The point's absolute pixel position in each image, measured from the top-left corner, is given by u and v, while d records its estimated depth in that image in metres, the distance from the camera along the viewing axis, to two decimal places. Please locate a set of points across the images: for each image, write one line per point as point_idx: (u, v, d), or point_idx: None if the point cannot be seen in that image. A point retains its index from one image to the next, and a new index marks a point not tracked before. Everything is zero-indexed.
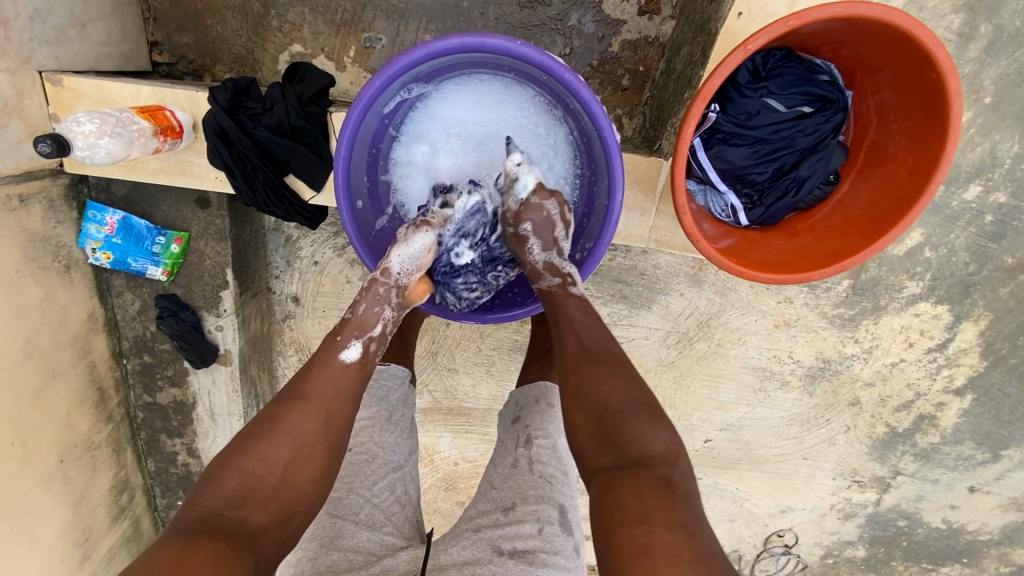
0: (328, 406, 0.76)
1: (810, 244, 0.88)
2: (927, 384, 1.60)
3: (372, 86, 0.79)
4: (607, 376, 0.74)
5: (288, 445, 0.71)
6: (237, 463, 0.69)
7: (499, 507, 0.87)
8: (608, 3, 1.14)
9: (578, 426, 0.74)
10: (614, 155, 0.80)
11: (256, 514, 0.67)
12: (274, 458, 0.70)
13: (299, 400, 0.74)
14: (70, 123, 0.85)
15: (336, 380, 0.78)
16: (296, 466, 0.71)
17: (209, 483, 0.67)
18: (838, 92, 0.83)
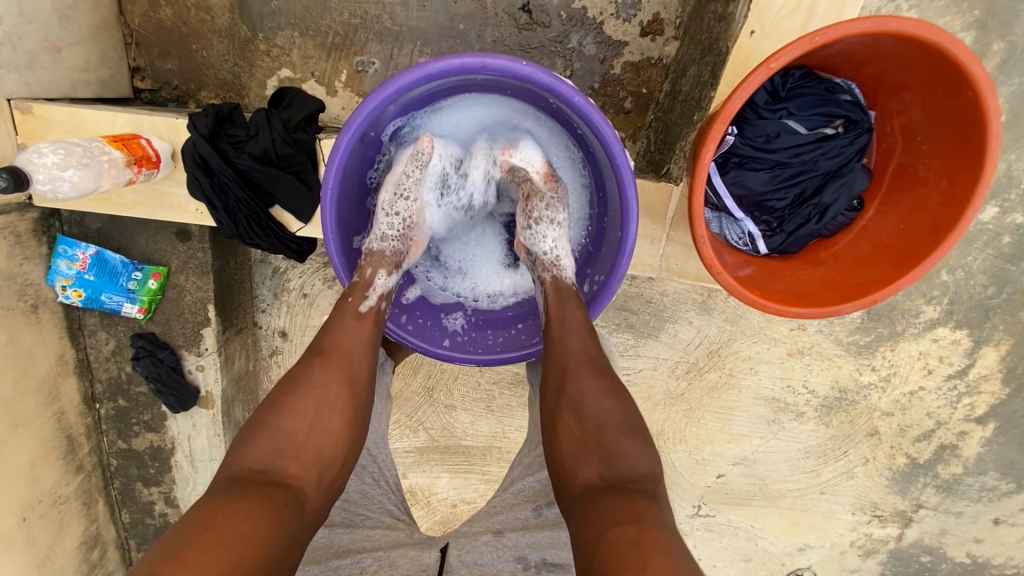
0: (351, 362, 0.73)
1: (836, 273, 0.82)
2: (947, 413, 1.53)
3: (365, 110, 0.71)
4: (619, 400, 0.71)
5: (313, 401, 0.69)
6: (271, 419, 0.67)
7: (529, 507, 1.03)
8: (610, 24, 1.11)
9: (564, 442, 0.71)
10: (628, 182, 0.73)
11: (294, 469, 0.65)
12: (299, 412, 0.68)
13: (319, 359, 0.71)
14: (29, 153, 0.75)
15: (356, 336, 0.75)
16: (322, 424, 0.68)
17: (248, 437, 0.66)
18: (861, 112, 0.78)
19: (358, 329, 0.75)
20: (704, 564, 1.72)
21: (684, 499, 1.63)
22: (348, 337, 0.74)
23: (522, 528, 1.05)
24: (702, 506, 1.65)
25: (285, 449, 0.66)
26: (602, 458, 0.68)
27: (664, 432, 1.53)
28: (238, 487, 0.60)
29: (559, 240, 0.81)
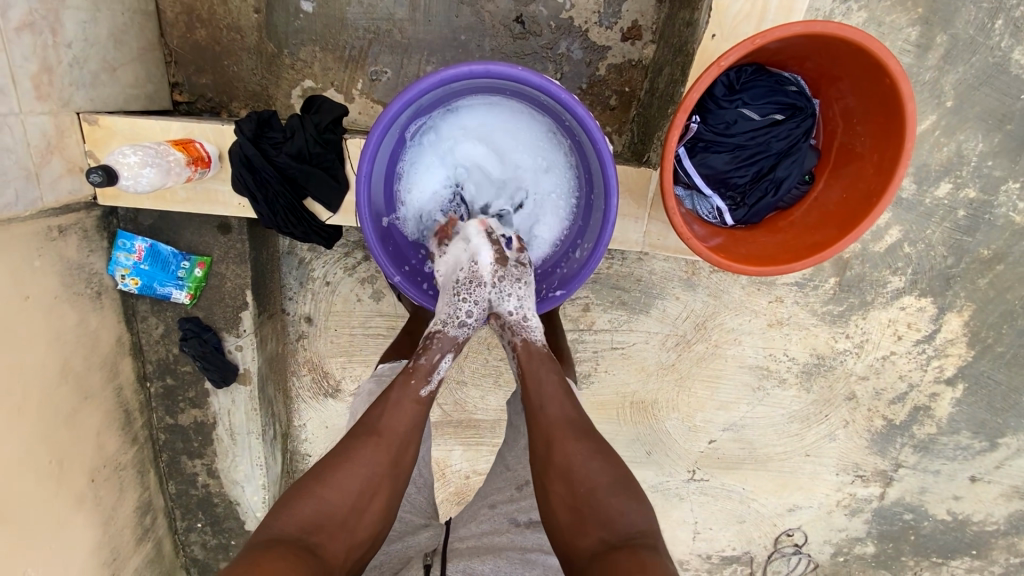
0: (399, 447, 0.82)
1: (792, 238, 0.96)
2: (919, 376, 1.66)
3: (390, 111, 0.84)
4: (604, 461, 0.83)
5: (360, 481, 0.79)
6: (315, 490, 0.77)
7: (512, 485, 0.96)
8: (594, 31, 1.25)
9: (559, 509, 0.82)
10: (608, 164, 0.87)
11: (328, 540, 0.75)
12: (341, 491, 0.78)
13: (373, 438, 0.81)
14: (116, 155, 0.92)
15: (409, 424, 0.84)
16: (360, 507, 0.79)
17: (290, 505, 0.76)
18: (806, 100, 0.92)
19: (411, 413, 0.85)
20: (701, 526, 1.85)
21: (679, 465, 1.76)
22: (401, 421, 0.83)
23: (507, 506, 0.95)
24: (697, 471, 1.78)
25: (324, 522, 0.76)
26: (599, 522, 0.79)
27: (658, 402, 1.67)
28: (281, 548, 0.70)
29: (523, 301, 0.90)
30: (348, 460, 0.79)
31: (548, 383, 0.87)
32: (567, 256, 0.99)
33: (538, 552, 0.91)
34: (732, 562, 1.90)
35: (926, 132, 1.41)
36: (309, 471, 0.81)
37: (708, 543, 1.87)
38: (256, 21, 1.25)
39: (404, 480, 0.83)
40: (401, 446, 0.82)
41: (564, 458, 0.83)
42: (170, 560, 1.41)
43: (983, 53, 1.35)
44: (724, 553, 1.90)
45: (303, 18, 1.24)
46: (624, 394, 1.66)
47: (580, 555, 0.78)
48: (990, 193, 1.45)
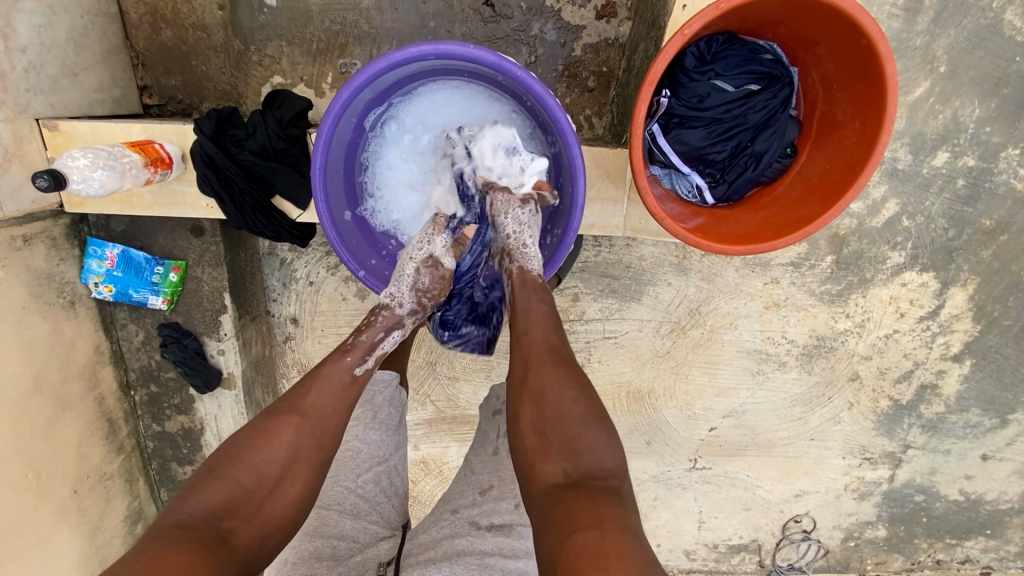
0: (326, 423, 0.79)
1: (775, 215, 0.92)
2: (924, 353, 1.61)
3: (340, 99, 0.82)
4: (579, 385, 0.76)
5: (283, 460, 0.74)
6: (230, 471, 0.71)
7: (476, 489, 0.95)
8: (567, 11, 1.21)
9: (526, 432, 0.77)
10: (572, 144, 0.84)
11: (243, 527, 0.69)
12: (255, 473, 0.72)
13: (296, 415, 0.77)
14: (65, 159, 0.91)
15: (336, 398, 0.81)
16: (282, 488, 0.74)
17: (195, 490, 0.69)
18: (782, 68, 0.88)
19: (338, 385, 0.82)
20: (706, 515, 1.81)
21: (680, 454, 1.72)
22: (329, 397, 0.80)
23: (470, 510, 0.92)
24: (699, 459, 1.74)
25: (238, 506, 0.70)
26: (562, 448, 0.72)
27: (655, 390, 1.63)
28: (186, 541, 0.63)
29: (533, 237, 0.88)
30: (269, 436, 0.74)
31: (537, 311, 0.83)
32: (540, 242, 0.96)
33: (498, 557, 0.88)
34: (741, 551, 1.86)
35: (920, 100, 1.36)
36: (221, 451, 0.73)
37: (715, 533, 1.83)
38: (221, 18, 1.22)
39: (331, 457, 0.79)
40: (326, 421, 0.79)
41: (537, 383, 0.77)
42: None
43: (975, 15, 1.31)
44: (732, 542, 1.86)
45: (268, 12, 1.21)
46: (619, 384, 1.62)
47: (538, 483, 0.73)
48: (990, 160, 1.40)
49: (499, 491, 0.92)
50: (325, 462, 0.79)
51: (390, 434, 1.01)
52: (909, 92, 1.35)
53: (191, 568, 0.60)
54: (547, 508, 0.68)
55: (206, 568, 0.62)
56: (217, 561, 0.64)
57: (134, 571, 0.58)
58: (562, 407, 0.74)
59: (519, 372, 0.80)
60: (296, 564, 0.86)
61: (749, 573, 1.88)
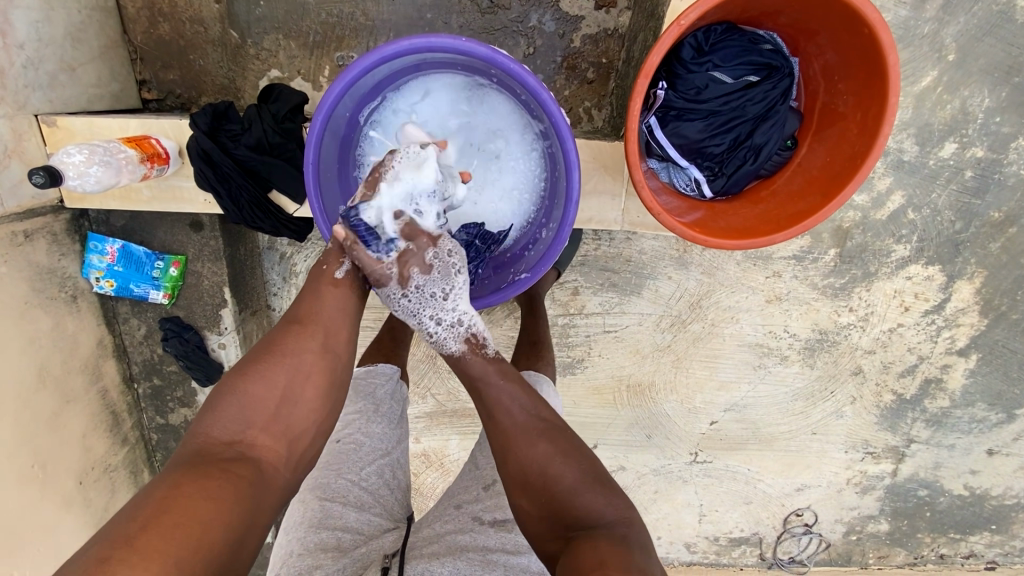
0: (329, 331, 0.79)
1: (775, 208, 0.91)
2: (929, 347, 1.59)
3: (331, 94, 0.81)
4: (562, 456, 0.79)
5: (289, 371, 0.74)
6: (239, 388, 0.71)
7: (479, 483, 0.96)
8: (565, 1, 1.19)
9: (529, 514, 0.79)
10: (566, 137, 0.83)
11: (262, 439, 0.70)
12: (264, 386, 0.72)
13: (295, 327, 0.78)
14: (60, 155, 0.91)
15: (336, 307, 0.81)
16: (295, 394, 0.74)
17: (208, 415, 0.70)
18: (782, 59, 0.86)
19: (336, 296, 0.82)
20: (707, 509, 1.81)
21: (681, 448, 1.72)
22: (325, 306, 0.81)
23: (473, 505, 0.93)
24: (699, 453, 1.74)
25: (253, 420, 0.71)
26: (563, 517, 0.75)
27: (655, 384, 1.63)
28: (208, 460, 0.65)
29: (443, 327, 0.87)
30: (273, 351, 0.75)
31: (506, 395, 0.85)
32: (535, 237, 0.95)
33: (501, 552, 0.87)
34: (741, 544, 1.86)
35: (927, 90, 1.33)
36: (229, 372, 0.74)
37: (716, 526, 1.83)
38: (217, 11, 1.21)
39: (341, 363, 0.79)
40: (329, 329, 0.79)
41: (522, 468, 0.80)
42: None
43: (985, 2, 1.28)
44: (733, 535, 1.86)
45: (264, 5, 1.21)
46: (620, 378, 1.62)
47: (549, 554, 0.75)
48: (999, 151, 1.37)
49: (502, 486, 0.94)
50: (335, 365, 0.78)
51: (393, 425, 1.01)
52: (916, 82, 1.32)
53: (209, 483, 0.62)
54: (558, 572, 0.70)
55: (227, 481, 0.63)
56: (240, 471, 0.66)
57: (158, 491, 0.60)
58: (552, 477, 0.78)
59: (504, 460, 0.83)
60: (302, 555, 0.85)
61: (750, 565, 1.88)
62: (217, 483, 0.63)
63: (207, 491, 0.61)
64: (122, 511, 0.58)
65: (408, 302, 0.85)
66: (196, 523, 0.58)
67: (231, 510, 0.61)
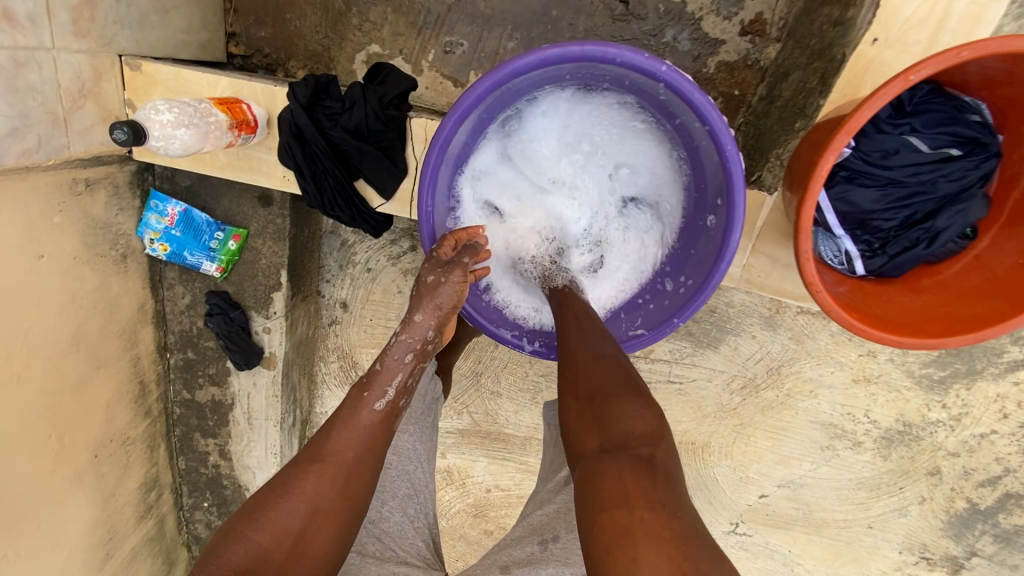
0: (351, 474, 0.70)
1: (939, 303, 0.77)
2: (1019, 461, 1.44)
3: (472, 94, 0.71)
4: (608, 369, 0.69)
5: (300, 516, 0.66)
6: (244, 534, 0.64)
7: (535, 537, 0.84)
8: (708, 21, 1.06)
9: (570, 421, 0.69)
10: (737, 187, 0.71)
11: None
12: (273, 535, 0.64)
13: (315, 463, 0.69)
14: (149, 110, 0.81)
15: (364, 440, 0.73)
16: (302, 545, 0.65)
17: (214, 556, 0.62)
18: (991, 135, 0.73)
19: (371, 428, 0.75)
20: None
21: (722, 516, 1.59)
22: (352, 441, 0.72)
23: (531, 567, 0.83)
24: (740, 524, 1.61)
25: (256, 572, 0.62)
26: (598, 422, 0.65)
27: (710, 445, 1.49)
28: None
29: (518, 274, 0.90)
30: (287, 493, 0.67)
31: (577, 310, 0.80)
32: (655, 283, 0.86)
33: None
34: None
35: None
36: (239, 511, 0.67)
37: None
38: None
39: (357, 508, 0.71)
40: (351, 469, 0.71)
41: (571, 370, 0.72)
42: (171, 538, 1.36)
43: None
44: None
45: None
46: (672, 433, 1.49)
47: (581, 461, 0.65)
48: None
49: (562, 547, 0.81)
50: (349, 513, 0.70)
51: (424, 435, 0.89)
52: None
53: None
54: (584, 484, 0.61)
55: None
56: None
57: None
58: (603, 380, 0.68)
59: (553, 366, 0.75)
60: None
61: None
62: None
63: None
64: None
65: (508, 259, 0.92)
66: None
67: None
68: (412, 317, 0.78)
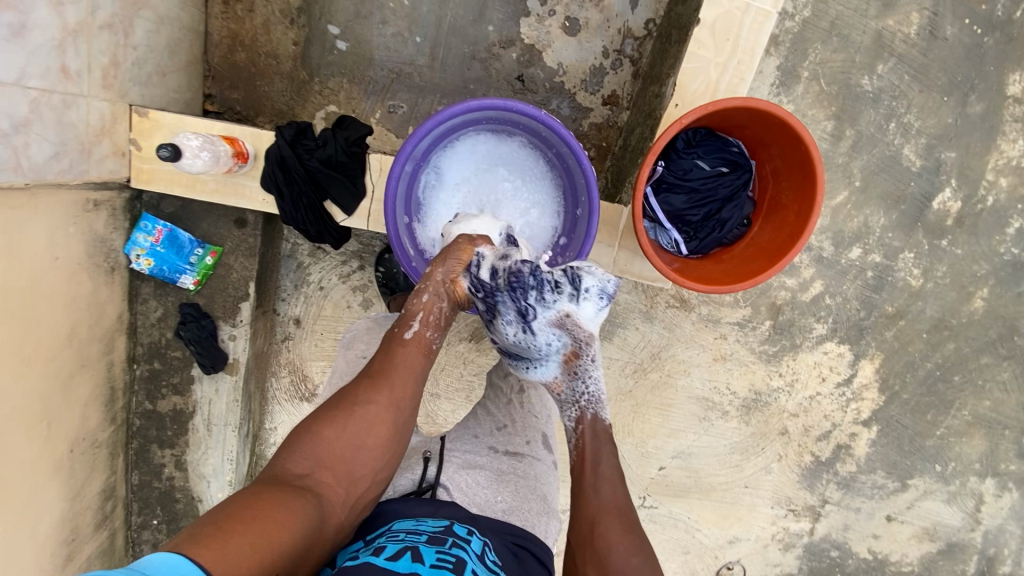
0: (394, 385, 0.91)
1: (732, 268, 1.18)
2: (840, 416, 1.89)
3: (423, 127, 1.04)
4: (641, 565, 0.83)
5: (357, 415, 0.87)
6: (313, 431, 0.85)
7: (492, 424, 1.08)
8: (580, 94, 1.50)
9: None
10: (592, 188, 1.09)
11: (326, 476, 0.81)
12: (335, 430, 0.85)
13: (366, 379, 0.92)
14: (182, 138, 1.07)
15: (403, 361, 0.95)
16: (357, 441, 0.85)
17: (291, 453, 0.83)
18: (745, 159, 1.18)
19: (407, 352, 0.96)
20: None
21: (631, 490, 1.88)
22: (396, 362, 0.95)
23: (489, 438, 1.06)
24: (647, 498, 1.90)
25: (322, 459, 0.83)
26: None
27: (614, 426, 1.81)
28: (281, 485, 0.76)
29: (555, 347, 1.01)
30: (347, 400, 0.89)
31: (607, 466, 0.93)
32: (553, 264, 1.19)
33: (513, 476, 1.01)
34: None
35: (841, 206, 1.69)
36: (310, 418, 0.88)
37: None
38: (293, 52, 1.43)
39: (402, 416, 0.90)
40: (394, 382, 0.92)
41: (603, 540, 0.85)
42: (118, 557, 1.38)
43: (882, 147, 1.65)
44: None
45: (336, 54, 1.43)
46: None
47: None
48: (891, 259, 1.74)
49: (513, 429, 1.08)
50: (395, 420, 0.89)
51: None
52: (833, 198, 1.68)
53: (281, 501, 0.73)
54: None
55: (290, 500, 0.74)
56: (305, 497, 0.76)
57: (236, 499, 0.71)
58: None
59: (584, 528, 0.88)
60: None
61: None
62: (285, 502, 0.73)
63: (278, 505, 0.71)
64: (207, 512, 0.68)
65: (551, 333, 1.00)
66: (264, 526, 0.67)
67: (293, 520, 0.71)
68: (433, 272, 1.00)
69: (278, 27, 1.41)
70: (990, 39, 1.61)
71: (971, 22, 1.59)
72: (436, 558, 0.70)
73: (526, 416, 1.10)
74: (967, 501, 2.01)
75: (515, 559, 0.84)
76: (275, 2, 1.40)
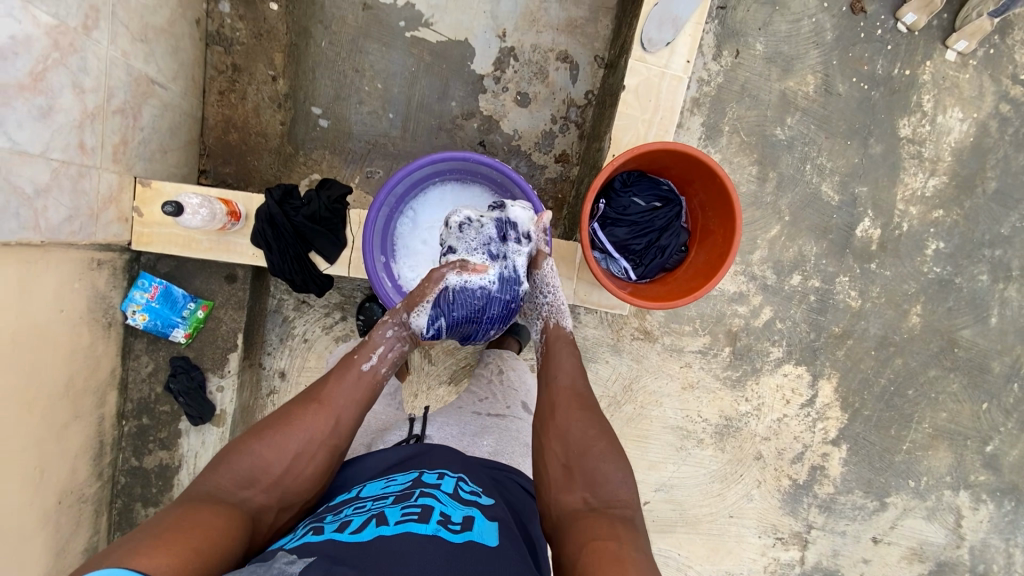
0: (338, 413, 0.99)
1: (675, 288, 1.33)
2: (809, 436, 1.97)
3: (394, 178, 1.20)
4: (597, 434, 1.00)
5: (299, 441, 0.94)
6: (253, 451, 0.92)
7: (475, 397, 1.21)
8: (535, 154, 1.71)
9: (551, 466, 0.98)
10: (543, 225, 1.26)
11: (258, 496, 0.88)
12: (274, 453, 0.92)
13: (312, 404, 0.99)
14: (185, 196, 1.23)
15: (350, 390, 1.04)
16: (294, 467, 0.92)
17: (228, 469, 0.89)
18: (676, 195, 1.37)
19: (357, 381, 1.05)
20: None
21: None
22: (342, 391, 1.03)
23: (473, 405, 1.18)
24: None
25: (258, 478, 0.89)
26: (585, 476, 0.94)
27: None
28: (215, 501, 0.83)
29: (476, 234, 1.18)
30: (289, 424, 0.95)
31: (565, 359, 1.13)
32: None
33: (496, 428, 1.13)
34: None
35: (776, 239, 1.89)
36: (251, 436, 0.95)
37: None
38: (280, 130, 1.63)
39: (341, 445, 0.98)
40: (338, 411, 1.00)
41: (564, 420, 1.02)
42: None
43: (803, 186, 1.88)
44: None
45: (319, 130, 1.64)
46: None
47: (562, 510, 0.92)
48: (829, 283, 1.91)
49: (494, 397, 1.21)
50: (333, 450, 0.97)
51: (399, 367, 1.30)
52: (767, 232, 1.88)
53: (213, 514, 0.79)
54: (571, 525, 0.88)
55: (221, 514, 0.80)
56: (237, 514, 0.82)
57: (171, 514, 0.77)
58: (589, 447, 0.98)
59: (548, 410, 1.05)
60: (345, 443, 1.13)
61: None
62: (216, 516, 0.79)
63: (211, 518, 0.78)
64: (141, 524, 0.74)
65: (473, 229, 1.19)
66: (196, 535, 0.73)
67: (224, 531, 0.77)
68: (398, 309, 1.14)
69: (267, 110, 1.62)
70: (877, 92, 1.89)
71: (858, 80, 1.88)
72: (401, 513, 0.77)
73: (505, 388, 1.23)
74: (947, 517, 2.05)
75: (494, 483, 0.97)
76: (265, 90, 1.62)
